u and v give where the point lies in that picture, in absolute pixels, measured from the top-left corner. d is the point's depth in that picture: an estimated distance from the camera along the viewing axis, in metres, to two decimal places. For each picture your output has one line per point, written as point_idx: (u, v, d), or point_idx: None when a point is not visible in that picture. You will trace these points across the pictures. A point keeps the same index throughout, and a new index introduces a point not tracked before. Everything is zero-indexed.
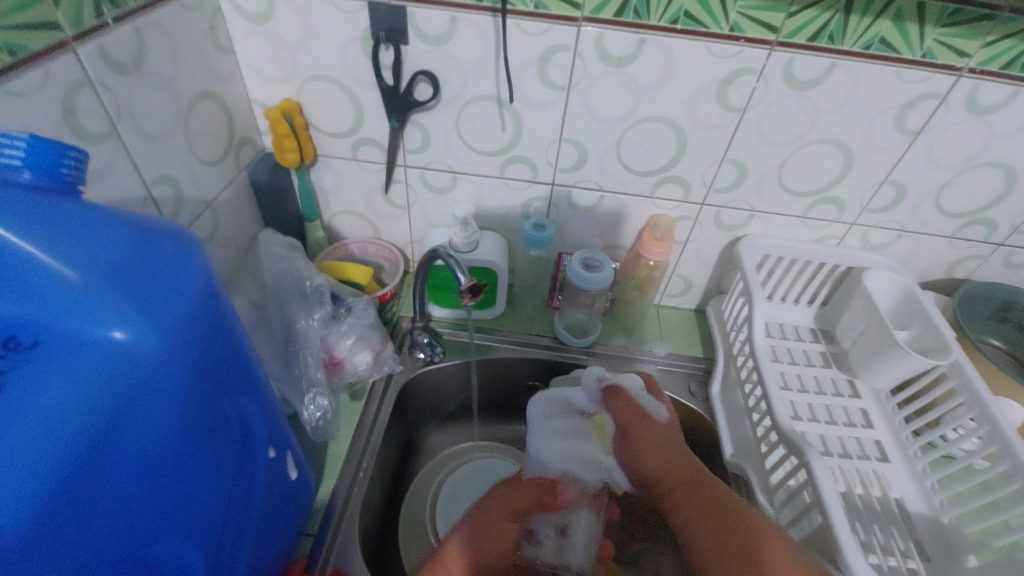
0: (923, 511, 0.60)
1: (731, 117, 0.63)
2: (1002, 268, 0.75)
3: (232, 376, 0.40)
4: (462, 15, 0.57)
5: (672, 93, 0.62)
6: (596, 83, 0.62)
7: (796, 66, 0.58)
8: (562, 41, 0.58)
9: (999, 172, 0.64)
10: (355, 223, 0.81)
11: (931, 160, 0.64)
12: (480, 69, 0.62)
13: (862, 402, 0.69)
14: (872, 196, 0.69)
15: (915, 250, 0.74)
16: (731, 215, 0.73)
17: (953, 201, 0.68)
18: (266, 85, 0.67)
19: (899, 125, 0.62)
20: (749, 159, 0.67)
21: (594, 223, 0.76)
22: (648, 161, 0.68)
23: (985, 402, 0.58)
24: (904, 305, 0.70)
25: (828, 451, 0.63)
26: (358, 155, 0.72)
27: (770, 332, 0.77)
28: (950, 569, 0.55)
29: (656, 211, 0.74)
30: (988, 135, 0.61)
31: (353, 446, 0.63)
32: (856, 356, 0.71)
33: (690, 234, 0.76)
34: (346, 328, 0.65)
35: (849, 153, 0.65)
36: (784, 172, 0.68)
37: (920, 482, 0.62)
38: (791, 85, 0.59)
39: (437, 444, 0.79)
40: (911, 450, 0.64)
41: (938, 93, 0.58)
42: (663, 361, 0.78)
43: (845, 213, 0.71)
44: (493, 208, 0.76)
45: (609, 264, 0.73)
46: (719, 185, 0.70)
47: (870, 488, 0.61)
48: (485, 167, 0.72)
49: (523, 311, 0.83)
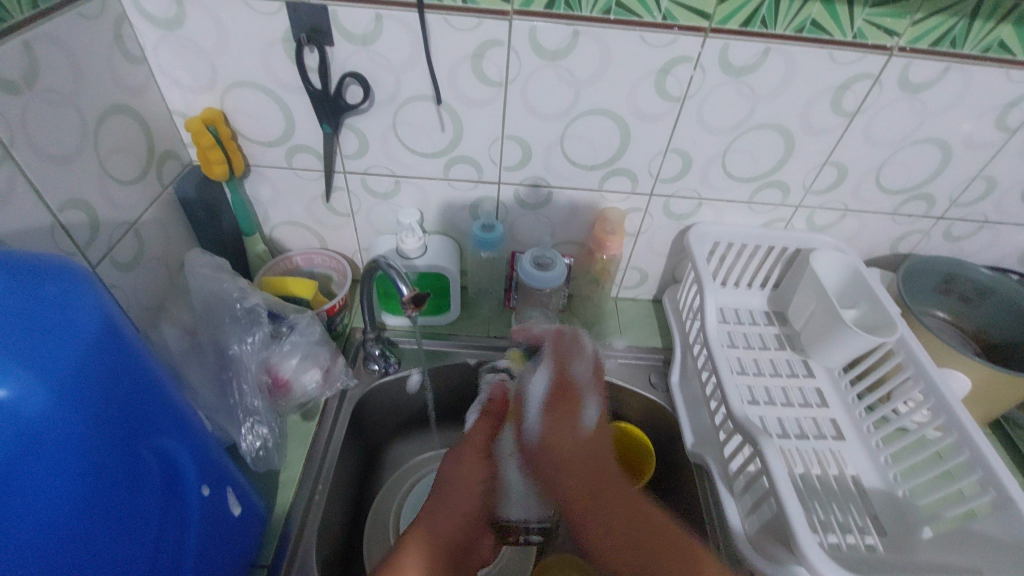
0: (878, 486, 0.61)
1: (671, 106, 0.62)
2: (943, 241, 0.77)
3: (148, 416, 0.37)
4: (387, 13, 0.55)
5: (611, 85, 0.60)
6: (533, 78, 0.60)
7: (731, 53, 0.57)
8: (495, 36, 0.56)
9: (934, 148, 0.65)
10: (298, 233, 0.78)
11: (870, 140, 0.65)
12: (413, 68, 0.59)
13: (816, 382, 0.70)
14: (815, 178, 0.69)
15: (860, 228, 0.75)
16: (680, 204, 0.73)
17: (892, 179, 0.69)
18: (186, 95, 0.63)
19: (835, 107, 0.62)
20: (693, 147, 0.66)
21: (545, 220, 0.75)
22: (593, 154, 0.67)
23: (931, 375, 0.60)
24: (851, 283, 0.71)
25: (785, 434, 0.64)
26: (293, 163, 0.69)
27: (725, 318, 0.77)
28: (906, 541, 0.56)
29: (605, 204, 0.73)
30: (921, 112, 0.62)
31: (306, 470, 0.60)
32: (808, 337, 0.72)
33: (642, 225, 0.76)
34: (289, 347, 0.62)
35: (790, 138, 0.65)
36: (728, 159, 0.67)
37: (874, 457, 0.63)
38: (728, 72, 0.59)
39: (399, 457, 0.78)
40: (865, 425, 0.65)
41: (871, 73, 0.59)
42: (622, 354, 0.78)
43: (789, 196, 0.72)
44: (440, 210, 0.74)
45: (560, 261, 0.71)
46: (666, 175, 0.69)
47: (827, 467, 0.62)
48: (428, 168, 0.69)
49: (480, 313, 0.81)
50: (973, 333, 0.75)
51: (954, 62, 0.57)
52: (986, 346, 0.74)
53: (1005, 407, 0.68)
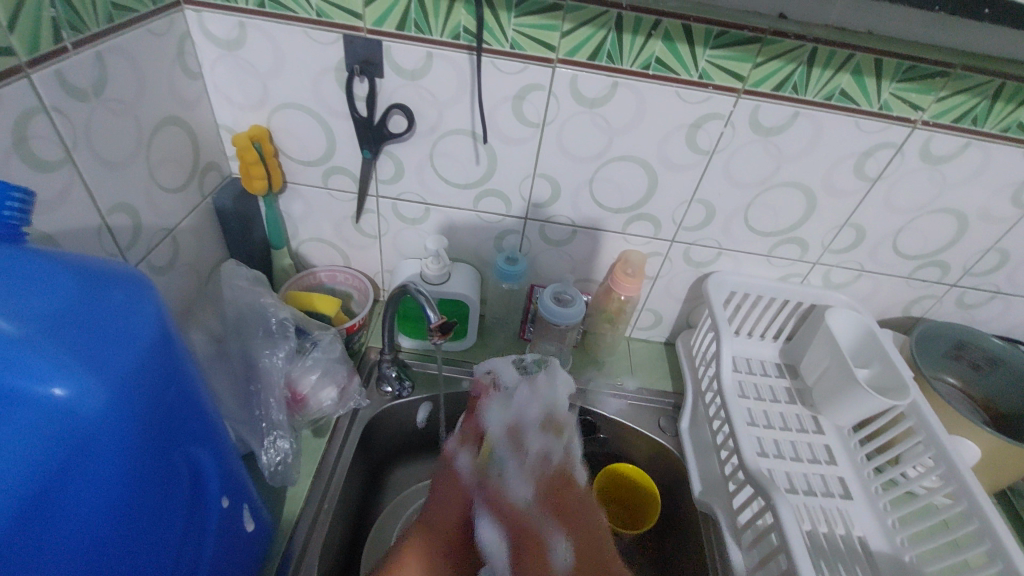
0: (885, 549, 0.61)
1: (700, 159, 0.64)
2: (956, 309, 0.78)
3: (187, 425, 0.38)
4: (439, 52, 0.58)
5: (644, 134, 0.63)
6: (570, 122, 0.62)
7: (762, 114, 0.60)
8: (537, 80, 0.59)
9: (951, 218, 0.67)
10: (324, 250, 0.80)
11: (889, 207, 0.67)
12: (455, 104, 0.62)
13: (825, 439, 0.70)
14: (833, 237, 0.71)
15: (875, 289, 0.77)
16: (700, 252, 0.74)
17: (909, 244, 0.71)
18: (235, 112, 0.66)
19: (857, 171, 0.64)
20: (717, 199, 0.68)
21: (566, 257, 0.77)
22: (620, 198, 0.69)
23: (941, 441, 0.60)
24: (865, 343, 0.72)
25: (794, 489, 0.64)
26: (329, 184, 0.71)
27: (737, 367, 0.78)
28: None
29: (627, 246, 0.75)
30: (940, 183, 0.64)
31: (313, 489, 0.60)
32: (819, 393, 0.72)
33: (661, 270, 0.77)
34: (311, 362, 0.63)
35: (812, 198, 0.67)
36: (751, 213, 0.69)
37: (882, 520, 0.63)
38: (757, 131, 0.61)
39: (404, 480, 0.77)
40: (872, 487, 0.65)
41: (894, 143, 0.61)
42: (633, 395, 0.78)
43: (808, 253, 0.73)
44: (466, 240, 0.76)
45: (580, 299, 0.73)
46: (688, 224, 0.71)
47: (834, 526, 0.62)
48: (459, 198, 0.71)
49: (494, 343, 0.82)
50: (982, 402, 0.76)
51: (974, 138, 0.60)
52: (994, 416, 0.74)
53: (1012, 479, 0.67)
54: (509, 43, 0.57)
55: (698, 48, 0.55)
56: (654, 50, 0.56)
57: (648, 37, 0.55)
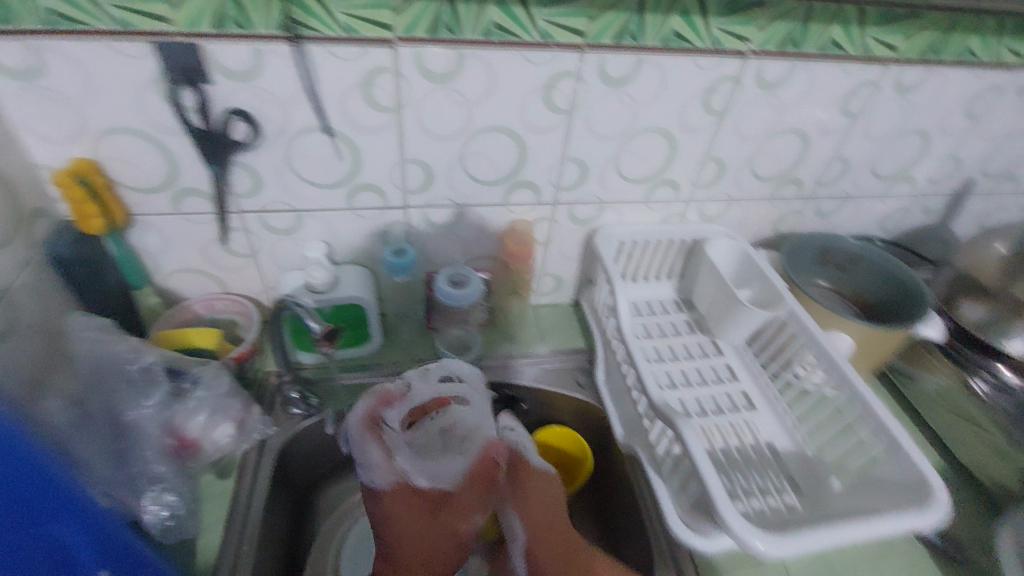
0: (790, 447, 0.66)
1: (560, 118, 0.65)
2: (816, 218, 0.85)
3: (34, 502, 0.39)
4: (265, 47, 0.53)
5: (501, 103, 0.62)
6: (425, 101, 0.61)
7: (608, 65, 0.61)
8: (380, 63, 0.56)
9: (796, 137, 0.73)
10: (196, 281, 0.73)
11: (740, 135, 0.71)
12: (300, 102, 0.58)
13: (726, 359, 0.75)
14: (699, 173, 0.75)
15: (745, 215, 0.82)
16: (583, 209, 0.76)
17: (765, 167, 0.76)
18: (48, 147, 0.58)
19: (706, 106, 0.67)
20: (586, 156, 0.70)
21: (455, 239, 0.76)
22: (494, 169, 0.69)
23: (819, 341, 0.65)
24: (743, 265, 0.77)
25: (703, 412, 0.68)
26: (181, 209, 0.65)
27: (638, 311, 0.81)
28: (819, 494, 0.61)
29: (513, 216, 0.75)
30: (778, 106, 0.69)
31: (226, 535, 0.56)
32: (713, 319, 0.77)
33: (550, 233, 0.78)
34: (194, 404, 0.58)
35: (672, 139, 0.70)
36: (621, 162, 0.71)
37: (783, 421, 0.68)
38: (607, 83, 0.63)
39: (338, 496, 0.75)
40: (772, 394, 0.70)
41: (732, 75, 0.65)
42: (548, 360, 0.79)
43: (679, 192, 0.77)
44: (349, 240, 0.73)
45: (475, 277, 0.72)
46: (565, 184, 0.72)
47: (743, 437, 0.66)
48: (329, 199, 0.68)
49: (401, 338, 0.80)
50: (852, 296, 0.83)
51: (799, 60, 0.65)
52: (864, 307, 0.82)
53: (887, 357, 0.75)
54: (340, 27, 0.54)
55: (532, 8, 0.55)
56: (490, 15, 0.55)
57: (481, 2, 0.54)
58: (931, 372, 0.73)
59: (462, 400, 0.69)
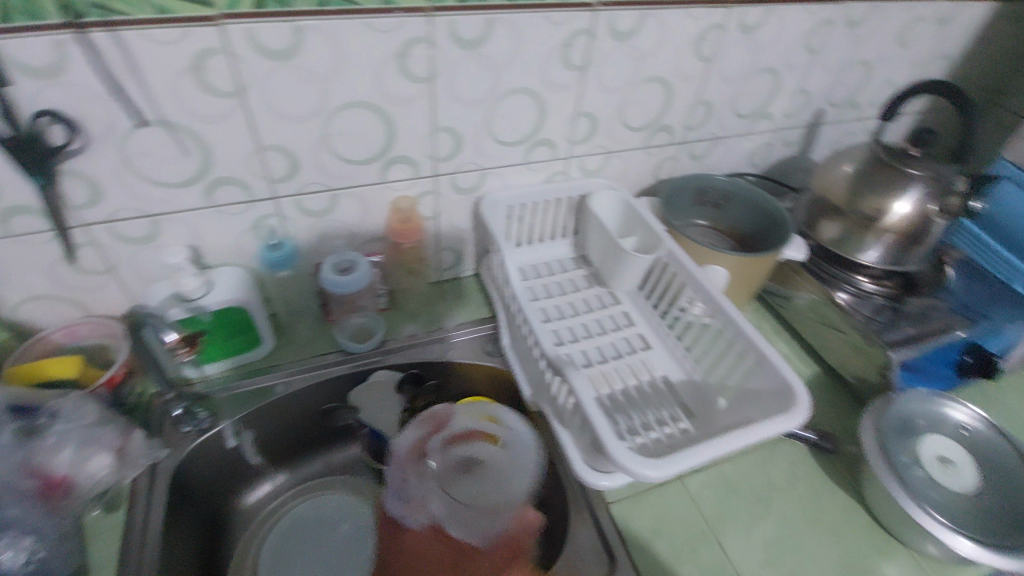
0: (682, 378, 0.70)
1: (421, 87, 0.63)
2: (691, 161, 0.90)
3: None
4: (67, 37, 0.48)
5: (355, 77, 0.60)
6: (271, 81, 0.57)
7: (460, 26, 0.60)
8: (209, 44, 0.52)
9: (657, 84, 0.76)
10: (50, 306, 0.66)
11: (604, 87, 0.73)
12: (125, 95, 0.53)
13: (622, 306, 0.79)
14: (572, 130, 0.76)
15: (624, 166, 0.85)
16: (464, 177, 0.75)
17: (634, 117, 0.78)
18: None
19: (566, 62, 0.68)
20: (457, 123, 0.68)
21: (337, 224, 0.73)
22: (363, 148, 0.66)
23: (695, 276, 0.68)
24: (625, 214, 0.80)
25: (601, 359, 0.71)
26: (10, 230, 0.58)
27: (535, 273, 0.83)
28: (709, 416, 0.66)
29: (394, 194, 0.72)
30: (635, 56, 0.71)
31: (120, 566, 0.53)
32: (605, 270, 0.80)
33: (436, 206, 0.77)
34: (56, 439, 0.53)
35: (538, 98, 0.70)
36: (493, 126, 0.71)
37: (675, 355, 0.72)
38: (461, 46, 0.61)
39: (250, 508, 0.73)
40: (665, 332, 0.74)
41: (585, 29, 0.65)
42: (455, 332, 0.79)
43: (557, 150, 0.78)
44: (219, 240, 0.68)
45: (363, 261, 0.70)
46: (441, 155, 0.71)
47: (640, 375, 0.70)
48: (187, 199, 0.63)
49: (298, 335, 0.76)
50: (729, 231, 0.89)
51: (646, 8, 0.66)
52: (740, 240, 0.87)
53: (761, 282, 0.81)
54: (154, 8, 0.49)
55: None
56: None
57: None
58: (797, 291, 0.80)
59: (508, 443, 0.65)
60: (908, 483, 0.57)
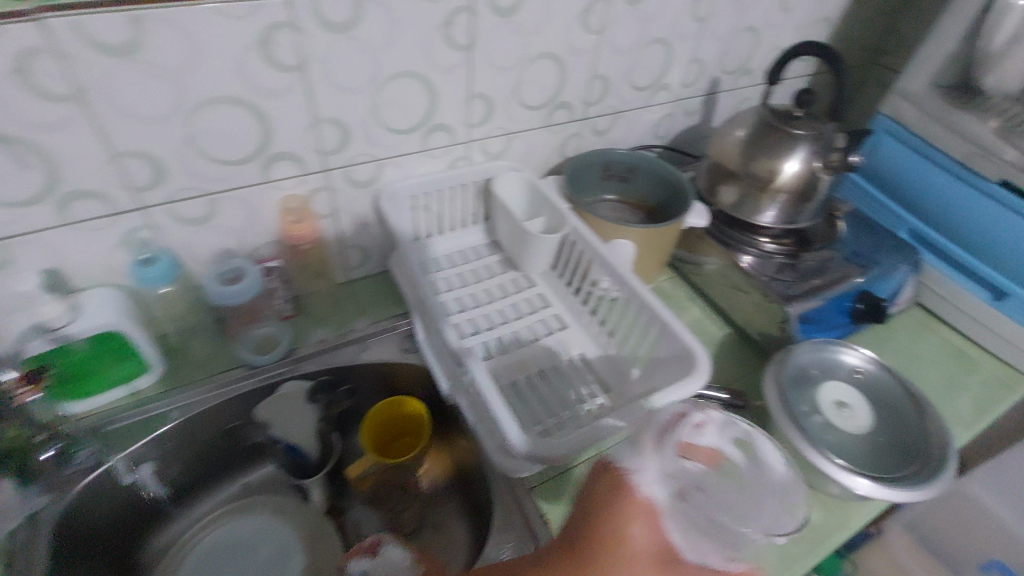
0: (598, 354, 0.70)
1: (292, 76, 0.58)
2: (596, 136, 0.89)
3: None
4: None
5: (212, 71, 0.54)
6: (110, 79, 0.50)
7: (324, 8, 0.55)
8: (24, 42, 0.46)
9: (550, 61, 0.74)
10: None
11: (495, 66, 0.70)
12: None
13: (537, 288, 0.78)
14: (468, 113, 0.73)
15: (528, 146, 0.83)
16: (359, 170, 0.70)
17: (531, 96, 0.76)
18: None
19: (450, 42, 0.64)
20: (340, 114, 0.64)
21: (222, 232, 0.67)
22: (237, 148, 0.60)
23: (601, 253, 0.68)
24: (530, 195, 0.79)
25: (518, 344, 0.70)
26: None
27: (448, 263, 0.80)
28: (624, 388, 0.67)
29: (282, 194, 0.67)
30: (523, 32, 0.68)
31: None
32: (516, 253, 0.78)
33: (332, 203, 0.72)
34: None
35: (427, 81, 0.66)
36: (382, 113, 0.66)
37: (590, 332, 0.72)
38: (329, 30, 0.56)
39: (166, 537, 0.71)
40: (579, 310, 0.74)
41: (464, 6, 0.62)
42: (369, 332, 0.76)
43: (456, 135, 0.75)
44: (84, 261, 0.61)
45: (250, 267, 0.66)
46: (328, 148, 0.66)
47: (557, 356, 0.70)
48: (33, 218, 0.55)
49: (194, 355, 0.71)
50: (638, 203, 0.90)
51: None
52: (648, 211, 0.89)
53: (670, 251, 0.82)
54: None
55: None
56: None
57: None
58: (705, 257, 0.82)
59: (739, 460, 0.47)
60: (807, 432, 0.60)
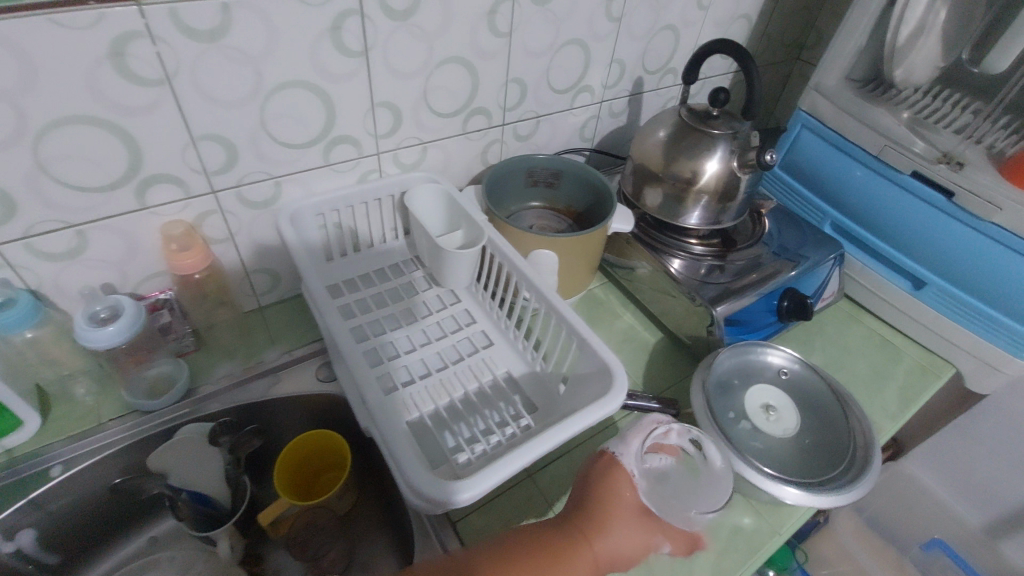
0: (524, 370, 0.67)
1: (157, 91, 0.52)
2: (518, 142, 0.86)
3: None
4: None
5: (56, 88, 0.48)
6: None
7: (184, 14, 0.49)
8: None
9: (457, 65, 0.70)
10: None
11: (396, 73, 0.66)
12: None
13: (462, 304, 0.74)
14: (373, 123, 0.69)
15: (445, 155, 0.80)
16: (254, 190, 0.65)
17: (441, 103, 0.73)
18: None
19: (340, 48, 0.60)
20: (223, 130, 0.58)
21: (98, 265, 0.60)
22: (102, 172, 0.54)
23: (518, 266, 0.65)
24: (447, 207, 0.75)
25: (438, 367, 0.66)
26: None
27: (366, 282, 0.76)
28: (551, 405, 0.64)
29: (164, 219, 0.61)
30: (422, 36, 0.64)
31: None
32: (435, 270, 0.75)
33: (228, 227, 0.66)
34: None
35: (319, 91, 0.62)
36: (272, 128, 0.61)
37: (515, 348, 0.69)
38: (195, 39, 0.51)
39: None
40: (503, 326, 0.71)
41: (351, 8, 0.57)
42: (281, 363, 0.71)
43: (362, 147, 0.70)
44: None
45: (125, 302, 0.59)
46: (214, 168, 0.60)
47: (482, 376, 0.66)
48: None
49: (80, 402, 0.64)
50: (566, 210, 0.87)
51: None
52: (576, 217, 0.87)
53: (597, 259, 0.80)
54: None
55: None
56: None
57: None
58: (635, 261, 0.80)
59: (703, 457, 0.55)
60: (734, 440, 0.58)
